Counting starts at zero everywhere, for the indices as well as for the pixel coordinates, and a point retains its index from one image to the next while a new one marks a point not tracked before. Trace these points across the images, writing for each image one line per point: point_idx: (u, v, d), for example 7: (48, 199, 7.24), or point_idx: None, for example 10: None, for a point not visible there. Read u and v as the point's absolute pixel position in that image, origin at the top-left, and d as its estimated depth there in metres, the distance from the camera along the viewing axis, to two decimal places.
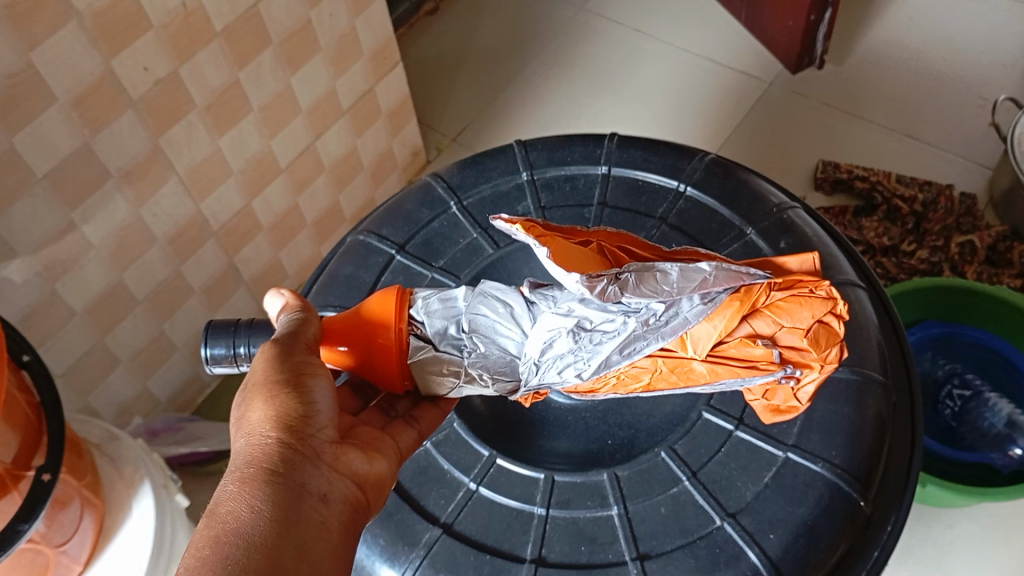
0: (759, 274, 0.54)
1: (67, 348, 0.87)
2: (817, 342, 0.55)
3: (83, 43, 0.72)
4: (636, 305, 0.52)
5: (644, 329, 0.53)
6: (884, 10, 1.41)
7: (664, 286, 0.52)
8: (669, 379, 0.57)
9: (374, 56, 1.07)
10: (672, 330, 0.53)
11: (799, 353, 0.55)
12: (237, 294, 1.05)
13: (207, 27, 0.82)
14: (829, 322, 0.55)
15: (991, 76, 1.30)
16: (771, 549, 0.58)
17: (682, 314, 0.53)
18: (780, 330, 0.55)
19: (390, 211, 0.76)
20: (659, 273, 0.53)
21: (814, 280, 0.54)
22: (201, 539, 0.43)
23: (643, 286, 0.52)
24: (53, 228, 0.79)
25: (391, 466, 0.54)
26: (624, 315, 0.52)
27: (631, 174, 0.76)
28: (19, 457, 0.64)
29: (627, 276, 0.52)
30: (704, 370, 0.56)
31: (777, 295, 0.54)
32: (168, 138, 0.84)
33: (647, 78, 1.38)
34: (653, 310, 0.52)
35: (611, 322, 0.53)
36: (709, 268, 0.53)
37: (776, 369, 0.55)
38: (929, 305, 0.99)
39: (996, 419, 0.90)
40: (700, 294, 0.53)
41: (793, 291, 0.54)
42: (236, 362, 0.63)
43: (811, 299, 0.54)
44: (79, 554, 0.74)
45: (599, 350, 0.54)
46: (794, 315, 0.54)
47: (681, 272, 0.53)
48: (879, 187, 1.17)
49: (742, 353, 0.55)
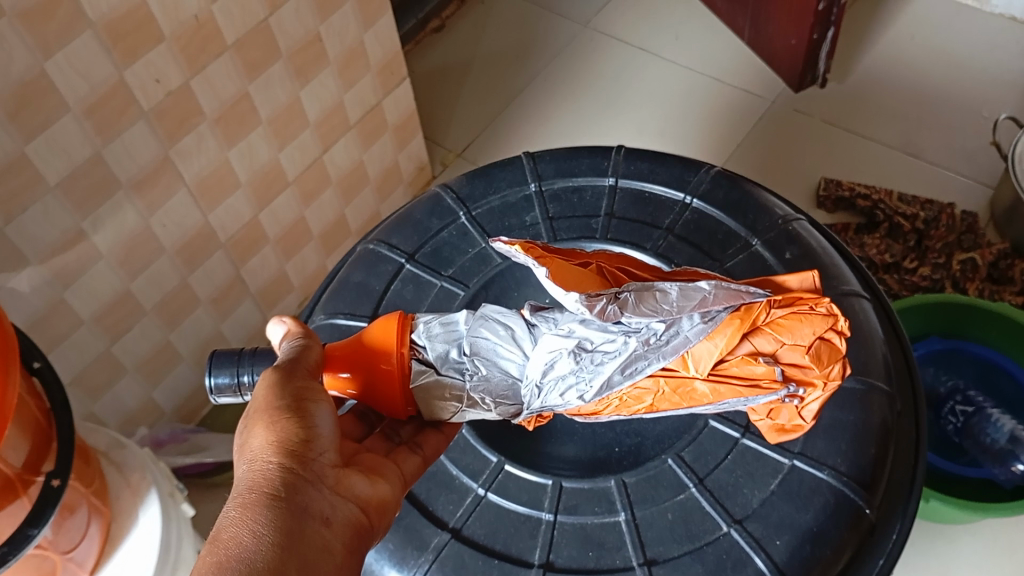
0: (759, 293, 0.55)
1: (75, 356, 0.88)
2: (819, 359, 0.55)
3: (97, 53, 0.73)
4: (637, 325, 0.53)
5: (645, 348, 0.53)
6: (886, 30, 1.43)
7: (664, 305, 0.53)
8: (671, 400, 0.57)
9: (382, 70, 1.08)
10: (674, 350, 0.53)
11: (801, 370, 0.55)
12: (243, 305, 1.06)
13: (218, 39, 0.83)
14: (831, 337, 0.55)
15: (992, 95, 1.31)
16: (778, 555, 0.59)
17: (682, 333, 0.53)
18: (781, 347, 0.55)
19: (400, 220, 0.77)
20: (658, 293, 0.54)
21: (813, 298, 0.55)
22: (204, 564, 0.44)
23: (642, 305, 0.53)
24: (64, 236, 0.80)
25: (395, 490, 0.54)
26: (625, 335, 0.53)
27: (638, 186, 0.77)
28: (29, 461, 0.65)
29: (627, 296, 0.53)
30: (707, 391, 0.56)
31: (777, 313, 0.55)
32: (178, 148, 0.86)
33: (650, 95, 1.39)
34: (653, 330, 0.53)
35: (609, 341, 0.54)
36: (709, 286, 0.54)
37: (779, 388, 0.55)
38: (929, 320, 1.00)
39: (999, 434, 0.87)
40: (700, 313, 0.53)
41: (793, 308, 0.55)
42: (239, 391, 0.63)
43: (812, 316, 0.55)
44: (85, 560, 0.74)
45: (599, 369, 0.54)
46: (795, 332, 0.54)
47: (681, 291, 0.54)
48: (880, 204, 1.18)
49: (743, 372, 0.55)
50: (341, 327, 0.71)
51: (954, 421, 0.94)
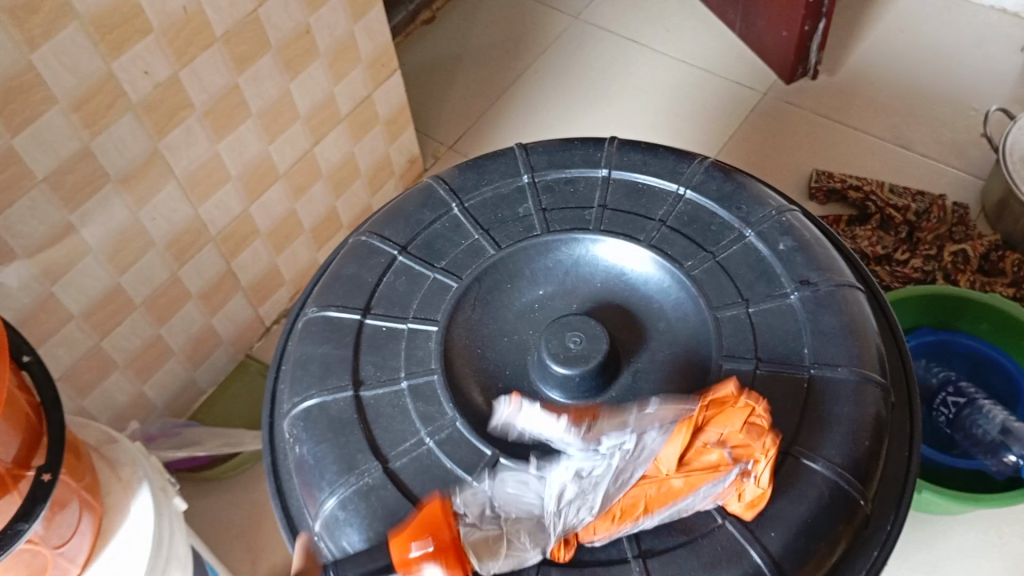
0: (692, 402, 0.62)
1: (64, 352, 0.87)
2: (753, 434, 0.58)
3: (84, 46, 0.72)
4: (612, 446, 0.61)
5: (624, 461, 0.60)
6: (877, 22, 1.43)
7: (628, 426, 0.62)
8: (657, 498, 0.58)
9: (372, 63, 1.07)
10: (647, 457, 0.60)
11: (744, 446, 0.58)
12: (234, 299, 1.06)
13: (207, 32, 0.82)
14: (756, 419, 0.58)
15: (982, 87, 1.32)
16: (772, 546, 0.58)
17: (649, 445, 0.60)
18: (723, 436, 0.59)
19: (392, 213, 0.76)
20: (622, 423, 0.63)
21: (731, 393, 0.60)
22: None
23: (611, 429, 0.62)
24: (52, 231, 0.79)
25: None
26: (606, 453, 0.60)
27: (632, 177, 0.76)
28: (19, 456, 0.64)
29: (600, 424, 0.63)
30: (681, 485, 0.58)
31: (709, 411, 0.60)
32: (166, 142, 0.85)
33: (642, 87, 1.39)
34: (625, 446, 0.60)
35: (594, 465, 0.60)
36: (654, 405, 0.63)
37: (732, 467, 0.57)
38: (923, 312, 1.00)
39: (990, 426, 0.87)
40: (656, 428, 0.61)
41: (718, 402, 0.60)
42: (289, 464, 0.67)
43: (733, 409, 0.59)
44: (76, 556, 0.73)
45: (598, 490, 0.59)
46: (727, 420, 0.59)
47: (637, 415, 0.63)
48: (872, 196, 1.18)
49: (698, 464, 0.58)
50: (333, 320, 0.70)
51: (946, 413, 0.94)
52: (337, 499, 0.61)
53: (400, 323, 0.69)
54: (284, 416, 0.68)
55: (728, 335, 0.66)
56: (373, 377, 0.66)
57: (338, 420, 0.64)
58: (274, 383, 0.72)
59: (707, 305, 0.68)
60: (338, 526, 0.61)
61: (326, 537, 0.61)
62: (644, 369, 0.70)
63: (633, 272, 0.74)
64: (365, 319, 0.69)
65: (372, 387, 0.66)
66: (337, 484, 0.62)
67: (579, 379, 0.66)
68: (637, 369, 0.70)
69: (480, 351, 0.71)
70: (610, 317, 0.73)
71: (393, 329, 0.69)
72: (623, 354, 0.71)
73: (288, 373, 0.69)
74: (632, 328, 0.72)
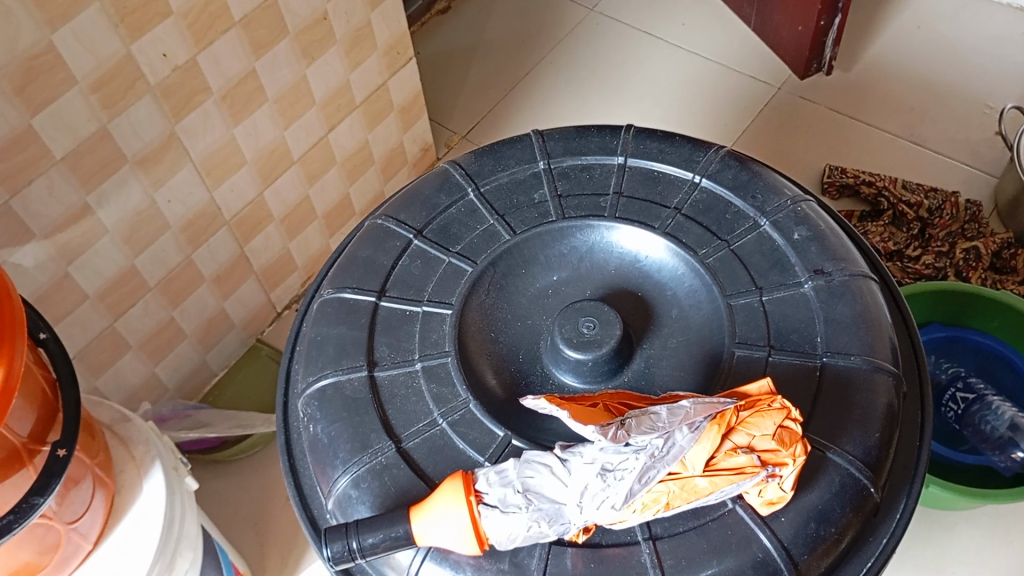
0: (727, 399, 0.57)
1: (78, 332, 0.88)
2: (784, 441, 0.55)
3: (104, 28, 0.73)
4: (638, 445, 0.54)
5: (652, 460, 0.54)
6: (893, 19, 1.43)
7: (659, 422, 0.56)
8: (680, 496, 0.55)
9: (387, 51, 1.08)
10: (675, 457, 0.54)
11: (772, 453, 0.55)
12: (246, 284, 1.06)
13: (225, 16, 0.83)
14: (789, 424, 0.56)
15: (997, 85, 1.31)
16: (782, 532, 0.58)
17: (679, 444, 0.55)
18: (754, 439, 0.56)
19: (408, 198, 0.77)
20: (652, 414, 0.56)
21: (768, 395, 0.57)
22: None
23: (642, 425, 0.55)
24: (69, 211, 0.80)
25: None
26: (634, 453, 0.54)
27: (647, 165, 0.76)
28: (34, 431, 0.64)
29: (631, 420, 0.56)
30: (706, 484, 0.55)
31: (743, 414, 0.56)
32: (184, 125, 0.85)
33: (656, 80, 1.39)
34: (655, 444, 0.54)
35: (623, 460, 0.54)
36: (689, 402, 0.57)
37: (760, 472, 0.55)
38: (934, 308, 1.00)
39: (999, 422, 0.88)
40: (687, 425, 0.55)
41: (755, 407, 0.56)
42: (302, 446, 0.67)
43: (770, 410, 0.56)
44: (89, 532, 0.73)
45: (623, 487, 0.53)
46: (760, 425, 0.56)
47: (669, 409, 0.56)
48: (885, 192, 1.18)
49: (727, 463, 0.55)
50: (347, 301, 0.70)
51: (954, 408, 0.94)
52: (350, 478, 0.62)
53: (414, 305, 0.69)
54: (298, 396, 0.68)
55: (741, 323, 0.67)
56: (387, 358, 0.67)
57: (352, 400, 0.65)
58: (289, 363, 0.73)
59: (721, 293, 0.68)
60: (351, 504, 0.61)
61: (339, 514, 0.62)
62: (656, 355, 0.70)
63: (647, 259, 0.74)
64: (379, 302, 0.70)
65: (386, 368, 0.66)
66: (350, 463, 0.63)
67: (592, 364, 0.66)
68: (649, 355, 0.70)
69: (493, 335, 0.72)
70: (622, 303, 0.73)
71: (407, 311, 0.69)
72: (635, 340, 0.71)
73: (303, 354, 0.70)
74: (645, 315, 0.73)
